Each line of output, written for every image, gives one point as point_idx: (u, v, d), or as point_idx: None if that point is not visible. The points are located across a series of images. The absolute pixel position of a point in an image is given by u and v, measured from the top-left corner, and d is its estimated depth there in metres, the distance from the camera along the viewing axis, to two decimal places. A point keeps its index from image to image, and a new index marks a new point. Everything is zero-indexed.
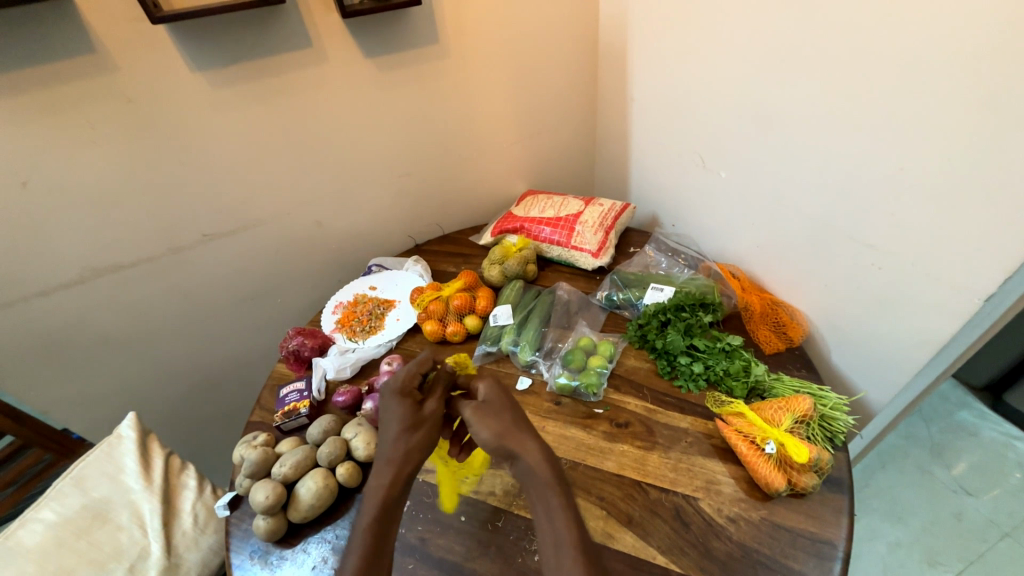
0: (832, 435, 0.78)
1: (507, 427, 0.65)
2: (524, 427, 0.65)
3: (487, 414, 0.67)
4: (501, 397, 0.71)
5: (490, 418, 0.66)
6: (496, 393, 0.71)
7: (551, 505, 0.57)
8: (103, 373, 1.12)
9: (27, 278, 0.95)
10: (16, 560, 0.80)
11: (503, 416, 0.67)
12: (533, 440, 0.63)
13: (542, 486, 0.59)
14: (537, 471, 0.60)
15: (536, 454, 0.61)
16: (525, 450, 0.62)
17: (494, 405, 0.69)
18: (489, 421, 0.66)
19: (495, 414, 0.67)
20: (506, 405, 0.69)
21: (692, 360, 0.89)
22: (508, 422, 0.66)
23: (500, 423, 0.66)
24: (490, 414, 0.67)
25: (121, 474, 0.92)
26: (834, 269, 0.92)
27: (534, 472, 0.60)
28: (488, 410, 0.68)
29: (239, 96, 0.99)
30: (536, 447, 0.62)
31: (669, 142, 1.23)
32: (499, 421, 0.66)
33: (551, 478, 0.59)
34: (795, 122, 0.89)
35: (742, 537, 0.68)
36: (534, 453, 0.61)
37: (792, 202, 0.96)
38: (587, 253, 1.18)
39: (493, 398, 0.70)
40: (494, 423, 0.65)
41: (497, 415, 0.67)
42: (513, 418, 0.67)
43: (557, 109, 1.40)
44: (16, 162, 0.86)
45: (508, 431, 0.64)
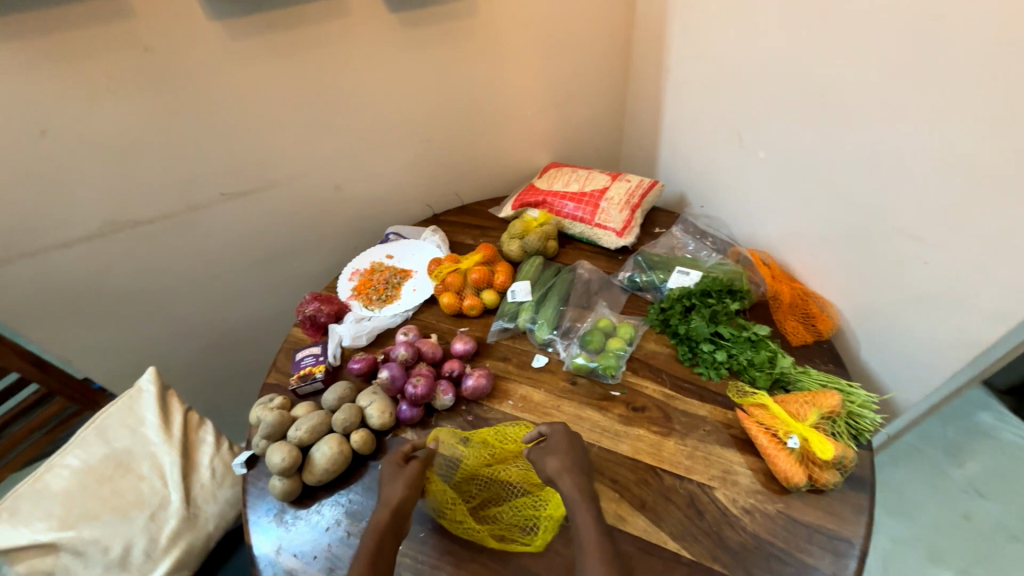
0: (857, 432, 0.76)
1: (563, 464, 0.71)
2: (575, 468, 0.71)
3: (546, 452, 0.73)
4: (567, 439, 0.75)
5: (549, 456, 0.72)
6: (561, 434, 0.75)
7: (586, 527, 0.64)
8: (123, 326, 1.13)
9: (47, 230, 0.95)
10: (43, 502, 0.82)
11: (562, 455, 0.72)
12: (578, 475, 0.70)
13: (577, 511, 0.66)
14: (572, 498, 0.68)
15: (574, 487, 0.69)
16: (566, 483, 0.69)
17: (555, 444, 0.74)
18: (547, 457, 0.72)
19: (555, 452, 0.73)
20: (570, 447, 0.74)
21: (714, 348, 0.87)
22: (567, 460, 0.72)
23: (556, 459, 0.72)
24: (549, 451, 0.73)
25: (142, 426, 0.95)
26: (873, 262, 0.88)
27: (570, 499, 0.68)
28: (547, 449, 0.74)
29: (258, 49, 0.95)
30: (573, 480, 0.69)
31: (703, 117, 1.16)
32: (556, 458, 0.72)
33: (585, 505, 0.66)
34: (844, 102, 0.83)
35: (756, 528, 0.68)
36: (571, 485, 0.69)
37: (835, 189, 0.90)
38: (611, 232, 1.14)
39: (557, 437, 0.75)
40: (552, 461, 0.71)
41: (555, 453, 0.73)
42: (569, 456, 0.73)
43: (586, 76, 1.33)
44: (34, 110, 0.84)
45: (563, 469, 0.71)
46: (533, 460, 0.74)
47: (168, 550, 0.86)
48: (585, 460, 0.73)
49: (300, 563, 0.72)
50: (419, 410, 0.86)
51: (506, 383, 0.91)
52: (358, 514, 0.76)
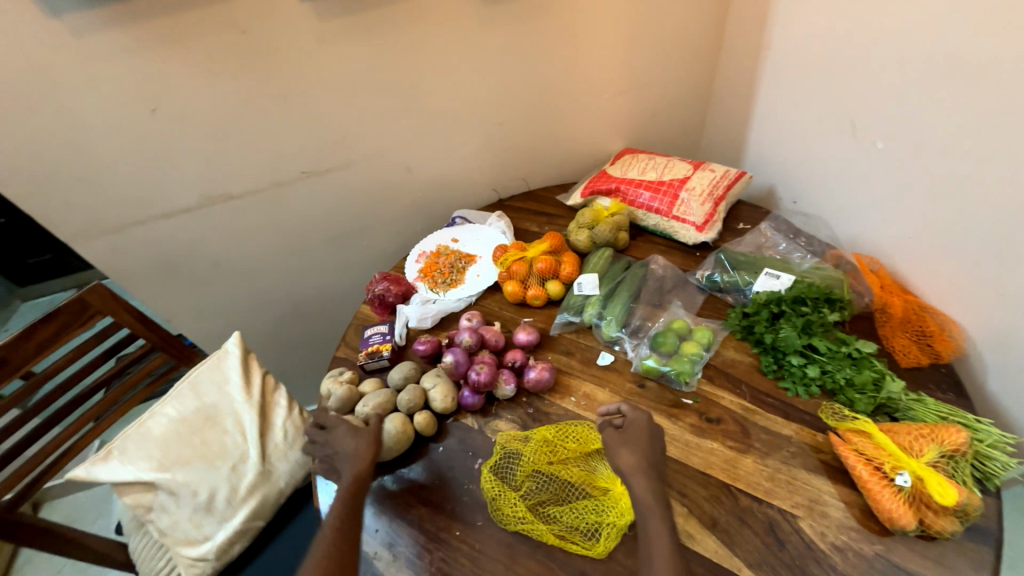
0: (983, 476, 0.65)
1: (639, 463, 0.66)
2: (649, 467, 0.67)
3: (620, 443, 0.69)
4: (646, 434, 0.70)
5: (624, 449, 0.68)
6: (642, 426, 0.70)
7: (657, 536, 0.61)
8: (214, 292, 1.23)
9: (155, 200, 1.04)
10: (146, 445, 0.92)
11: (637, 452, 0.68)
12: (652, 477, 0.66)
13: (648, 516, 0.63)
14: (645, 501, 0.64)
15: (647, 489, 0.65)
16: (638, 483, 0.65)
17: (632, 436, 0.69)
18: (621, 449, 0.68)
19: (631, 446, 0.68)
20: (648, 443, 0.69)
21: (806, 362, 0.79)
22: (643, 457, 0.67)
23: (631, 455, 0.67)
24: (624, 443, 0.69)
25: (227, 385, 1.02)
26: (1019, 277, 0.74)
27: (642, 502, 0.64)
28: (622, 439, 0.69)
29: (344, 29, 0.96)
30: (646, 482, 0.65)
31: (809, 102, 1.03)
32: (630, 453, 0.67)
33: (657, 512, 0.63)
34: (1004, 85, 0.70)
35: (847, 569, 0.61)
36: (644, 487, 0.65)
37: (977, 189, 0.76)
38: (690, 226, 1.06)
39: (636, 429, 0.70)
40: (626, 456, 0.67)
41: (631, 447, 0.68)
42: (645, 453, 0.68)
43: (672, 55, 1.23)
44: (148, 88, 0.91)
45: (637, 468, 0.66)
46: (607, 446, 0.69)
47: (245, 500, 0.94)
48: (660, 459, 0.68)
49: (362, 534, 0.74)
50: (480, 398, 0.85)
51: (569, 378, 0.88)
52: (417, 494, 0.77)
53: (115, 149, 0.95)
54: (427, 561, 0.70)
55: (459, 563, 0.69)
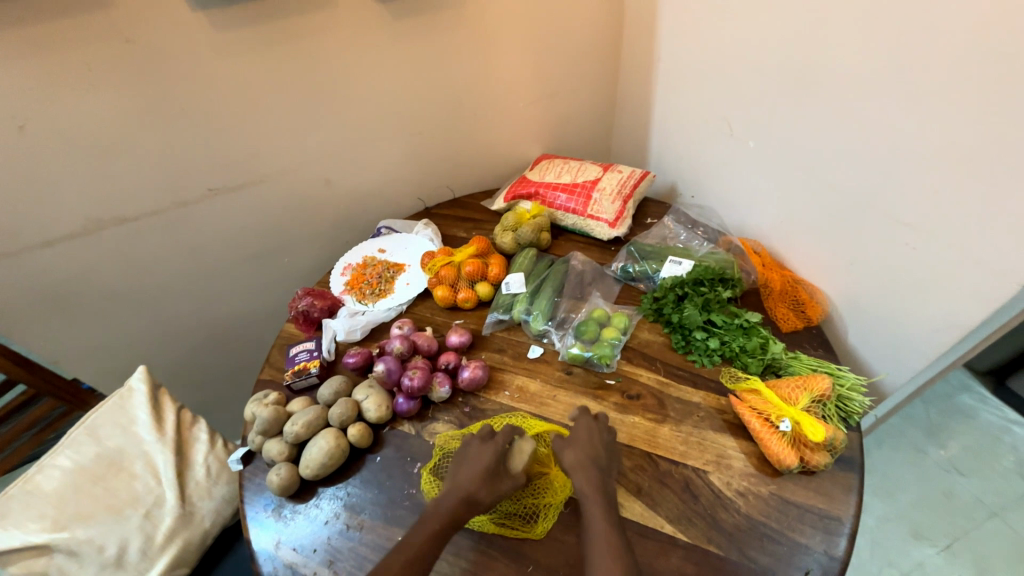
0: (846, 415, 0.77)
1: (581, 460, 0.70)
2: (591, 462, 0.71)
3: (566, 444, 0.73)
4: (589, 433, 0.74)
5: (568, 449, 0.72)
6: (584, 427, 0.75)
7: (597, 526, 0.65)
8: (111, 325, 1.12)
9: (30, 227, 0.93)
10: (36, 503, 0.82)
11: (581, 449, 0.72)
12: (594, 472, 0.69)
13: (590, 507, 0.67)
14: (586, 494, 0.68)
15: (588, 483, 0.68)
16: (581, 479, 0.69)
17: (577, 437, 0.73)
18: (565, 449, 0.72)
19: (574, 445, 0.73)
20: (591, 441, 0.73)
21: (707, 335, 0.89)
22: (585, 454, 0.71)
23: (575, 454, 0.71)
24: (569, 444, 0.73)
25: (134, 425, 0.93)
26: (861, 248, 0.90)
27: (584, 494, 0.68)
28: (567, 440, 0.73)
29: (246, 41, 0.93)
30: (587, 476, 0.69)
31: (694, 108, 1.17)
32: (573, 452, 0.71)
33: (598, 503, 0.67)
34: (834, 91, 0.85)
35: (750, 511, 0.69)
36: (585, 481, 0.68)
37: (826, 176, 0.91)
38: (603, 223, 1.15)
39: (579, 430, 0.74)
40: (569, 455, 0.71)
41: (575, 446, 0.72)
42: (588, 451, 0.72)
43: (577, 68, 1.33)
44: (13, 103, 0.81)
45: (580, 464, 0.70)
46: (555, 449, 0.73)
47: (165, 548, 0.85)
48: (604, 456, 0.72)
49: (299, 557, 0.72)
50: (416, 403, 0.86)
51: (502, 373, 0.92)
52: (357, 507, 0.76)
53: None
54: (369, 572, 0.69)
55: None
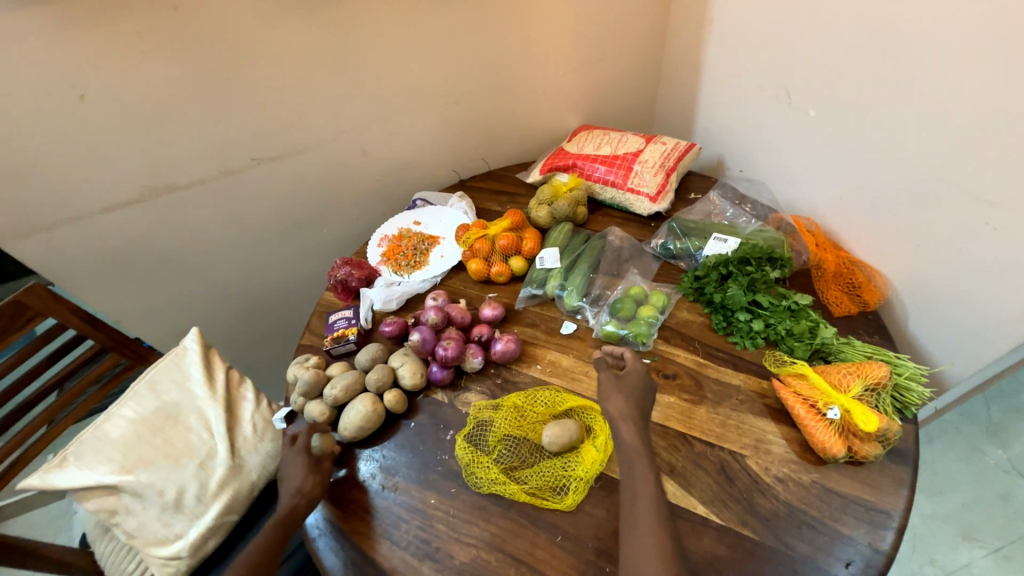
0: (902, 406, 0.73)
1: (630, 408, 0.69)
2: (639, 412, 0.69)
3: (615, 389, 0.71)
4: (640, 381, 0.71)
5: (616, 395, 0.70)
6: (637, 377, 0.72)
7: (640, 475, 0.64)
8: (166, 289, 1.19)
9: (93, 194, 0.98)
10: (105, 448, 0.89)
11: (628, 398, 0.70)
12: (640, 425, 0.68)
13: (632, 457, 0.65)
14: (631, 445, 0.66)
15: (635, 434, 0.67)
16: (626, 428, 0.67)
17: (627, 383, 0.71)
18: (614, 394, 0.70)
19: (623, 391, 0.71)
20: (641, 391, 0.71)
21: (751, 317, 0.84)
22: (632, 403, 0.70)
23: (622, 401, 0.70)
24: (616, 389, 0.71)
25: (188, 382, 1.00)
26: (933, 228, 0.82)
27: (628, 445, 0.66)
28: (618, 385, 0.71)
29: (286, 6, 0.93)
30: (634, 428, 0.67)
31: (749, 74, 1.08)
32: (621, 399, 0.70)
33: (643, 455, 0.65)
34: (916, 51, 0.76)
35: (789, 497, 0.67)
36: (631, 432, 0.67)
37: (897, 148, 0.83)
38: (644, 197, 1.10)
39: (631, 379, 0.72)
40: (618, 403, 0.69)
41: (623, 393, 0.70)
42: (636, 400, 0.70)
43: (622, 31, 1.25)
44: (74, 73, 0.85)
45: (628, 414, 0.68)
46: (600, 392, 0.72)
47: (217, 496, 0.91)
48: (650, 410, 0.70)
49: (338, 512, 0.75)
50: (449, 372, 0.87)
51: (535, 348, 0.91)
52: (392, 469, 0.79)
53: (43, 139, 0.89)
54: (403, 530, 0.71)
55: (436, 529, 0.71)
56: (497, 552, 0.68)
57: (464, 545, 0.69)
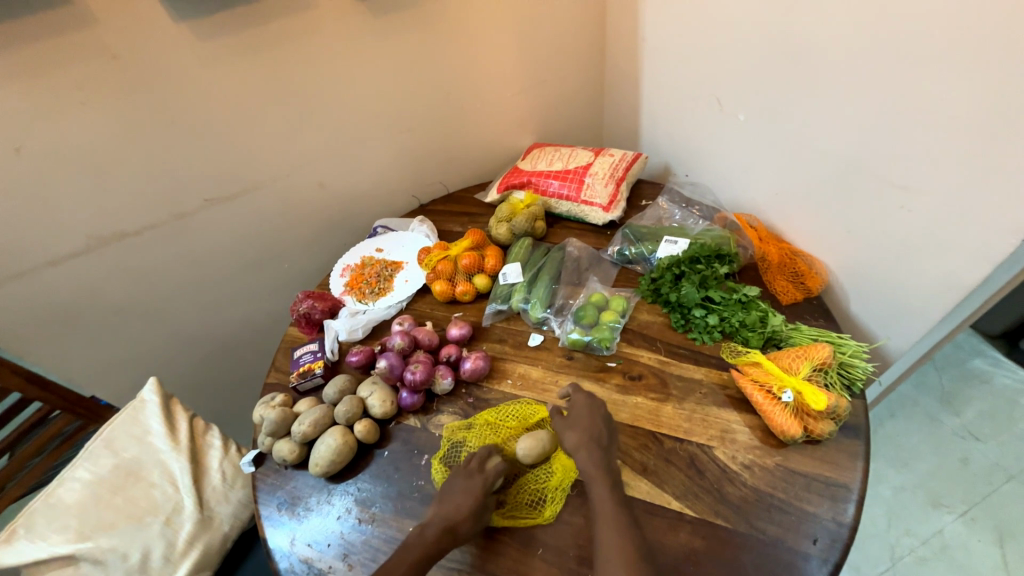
0: (850, 382, 0.77)
1: (581, 439, 0.71)
2: (592, 441, 0.71)
3: (567, 425, 0.74)
4: (589, 412, 0.74)
5: (568, 431, 0.73)
6: (584, 407, 0.75)
7: (600, 499, 0.65)
8: (120, 340, 1.14)
9: (32, 249, 0.94)
10: (59, 515, 0.84)
11: (579, 429, 0.72)
12: (596, 451, 0.70)
13: (593, 485, 0.67)
14: (589, 473, 0.68)
15: (590, 462, 0.69)
16: (582, 458, 0.70)
17: (576, 417, 0.74)
18: (567, 430, 0.73)
19: (574, 425, 0.73)
20: (591, 420, 0.73)
21: (706, 312, 0.88)
22: (585, 432, 0.72)
23: (574, 433, 0.72)
24: (569, 425, 0.74)
25: (149, 435, 0.95)
26: (860, 215, 0.89)
27: (587, 473, 0.68)
28: (567, 422, 0.74)
29: (228, 48, 0.94)
30: (589, 456, 0.69)
31: (682, 85, 1.16)
32: (574, 432, 0.72)
33: (601, 480, 0.67)
34: (821, 55, 0.84)
35: (756, 482, 0.69)
36: (586, 461, 0.69)
37: (818, 145, 0.90)
38: (598, 207, 1.14)
39: (578, 410, 0.75)
40: (570, 436, 0.72)
41: (574, 427, 0.73)
42: (588, 428, 0.73)
43: (563, 53, 1.32)
44: (6, 127, 0.83)
45: (581, 444, 0.71)
46: (558, 433, 0.74)
47: (186, 553, 0.87)
48: (605, 435, 0.72)
49: (314, 552, 0.73)
50: (419, 396, 0.86)
51: (504, 363, 0.92)
52: (369, 501, 0.77)
53: None
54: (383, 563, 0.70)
55: None
56: (480, 572, 0.67)
57: (447, 570, 0.68)
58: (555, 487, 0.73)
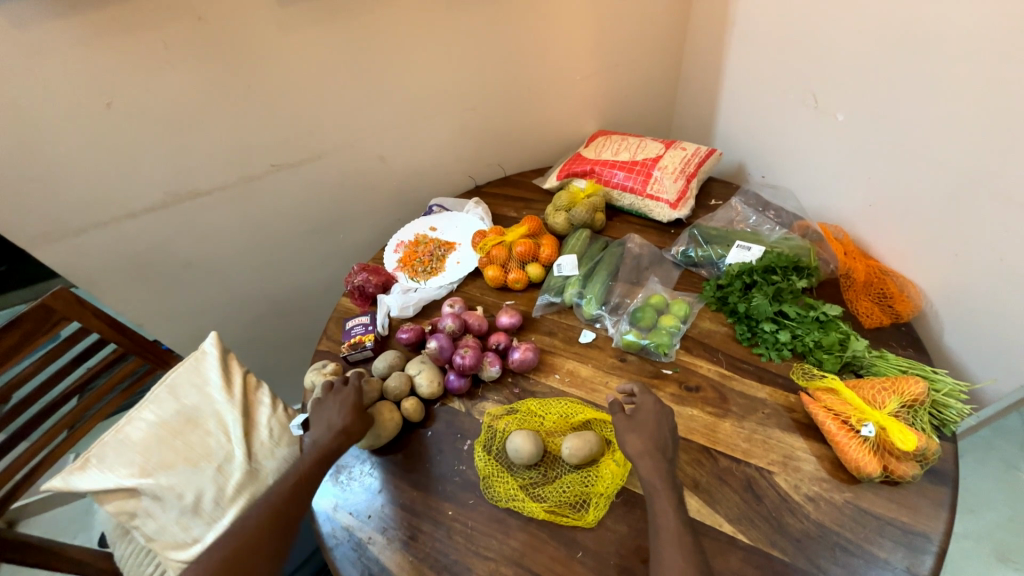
0: (940, 423, 0.70)
1: (646, 446, 0.66)
2: (658, 449, 0.66)
3: (630, 428, 0.68)
4: (656, 419, 0.69)
5: (632, 434, 0.67)
6: (650, 412, 0.69)
7: (665, 514, 0.61)
8: (186, 293, 1.20)
9: (116, 200, 1.00)
10: (126, 451, 0.90)
11: (645, 435, 0.67)
12: (661, 461, 0.65)
13: (656, 497, 0.63)
14: (652, 482, 0.63)
15: (655, 472, 0.64)
16: (645, 466, 0.64)
17: (641, 421, 0.69)
18: (629, 434, 0.67)
19: (639, 431, 0.68)
20: (656, 426, 0.68)
21: (777, 327, 0.82)
22: (650, 440, 0.67)
23: (639, 440, 0.67)
24: (632, 428, 0.68)
25: (207, 386, 1.00)
26: (973, 240, 0.79)
27: (650, 484, 0.63)
28: (631, 424, 0.68)
29: (308, 15, 0.94)
30: (654, 466, 0.64)
31: (773, 79, 1.06)
32: (639, 438, 0.67)
33: (666, 493, 0.62)
34: (951, 53, 0.74)
35: (821, 517, 0.64)
36: (651, 470, 0.64)
37: (933, 155, 0.80)
38: (664, 203, 1.08)
39: (643, 415, 0.69)
40: (634, 442, 0.66)
41: (639, 431, 0.67)
42: (654, 436, 0.67)
43: (641, 36, 1.24)
44: (101, 82, 0.87)
45: (645, 451, 0.65)
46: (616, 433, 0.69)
47: (234, 501, 0.91)
48: (670, 444, 0.67)
49: (355, 521, 0.74)
50: (466, 381, 0.86)
51: (553, 357, 0.90)
52: (410, 479, 0.77)
53: (68, 147, 0.91)
54: (420, 542, 0.70)
55: (454, 541, 0.70)
56: (516, 566, 0.66)
57: (482, 559, 0.68)
58: (601, 491, 0.71)
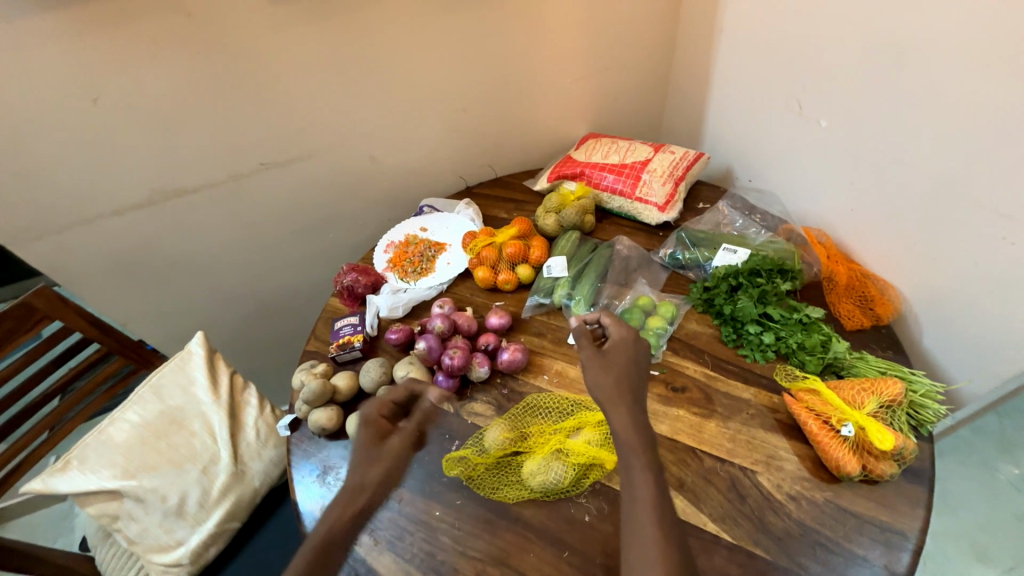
0: (918, 423, 0.72)
1: (615, 387, 0.64)
2: (631, 395, 0.63)
3: (600, 367, 0.66)
4: (626, 359, 0.66)
5: (601, 372, 0.65)
6: (621, 351, 0.67)
7: (638, 474, 0.57)
8: (173, 292, 1.19)
9: (102, 197, 0.99)
10: (108, 452, 0.88)
11: (615, 374, 0.65)
12: (633, 405, 0.62)
13: (628, 453, 0.59)
14: (623, 437, 0.60)
15: (626, 424, 0.61)
16: (618, 415, 0.62)
17: (614, 362, 0.66)
18: (600, 375, 0.65)
19: (609, 369, 0.66)
20: (630, 369, 0.65)
21: (762, 329, 0.84)
22: (621, 381, 0.64)
23: (608, 380, 0.64)
24: (601, 367, 0.66)
25: (193, 386, 0.99)
26: (948, 244, 0.81)
27: (621, 437, 0.60)
28: (601, 363, 0.66)
29: (298, 14, 0.94)
30: (626, 417, 0.61)
31: (759, 85, 1.08)
32: (609, 381, 0.64)
33: (639, 449, 0.59)
34: (926, 64, 0.77)
35: (803, 516, 0.65)
36: (622, 419, 0.61)
37: (912, 162, 0.83)
38: (653, 206, 1.09)
39: (615, 354, 0.67)
40: (603, 382, 0.64)
41: (610, 372, 0.65)
42: (623, 379, 0.65)
43: (631, 41, 1.26)
44: (86, 77, 0.86)
45: (616, 394, 0.63)
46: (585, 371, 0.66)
47: (220, 502, 0.92)
48: (642, 390, 0.65)
49: None
50: (455, 381, 0.86)
51: (542, 358, 0.91)
52: (397, 480, 0.77)
53: (53, 142, 0.89)
54: (407, 543, 0.70)
55: (440, 542, 0.70)
56: (503, 566, 0.67)
57: (469, 559, 0.68)
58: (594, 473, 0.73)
